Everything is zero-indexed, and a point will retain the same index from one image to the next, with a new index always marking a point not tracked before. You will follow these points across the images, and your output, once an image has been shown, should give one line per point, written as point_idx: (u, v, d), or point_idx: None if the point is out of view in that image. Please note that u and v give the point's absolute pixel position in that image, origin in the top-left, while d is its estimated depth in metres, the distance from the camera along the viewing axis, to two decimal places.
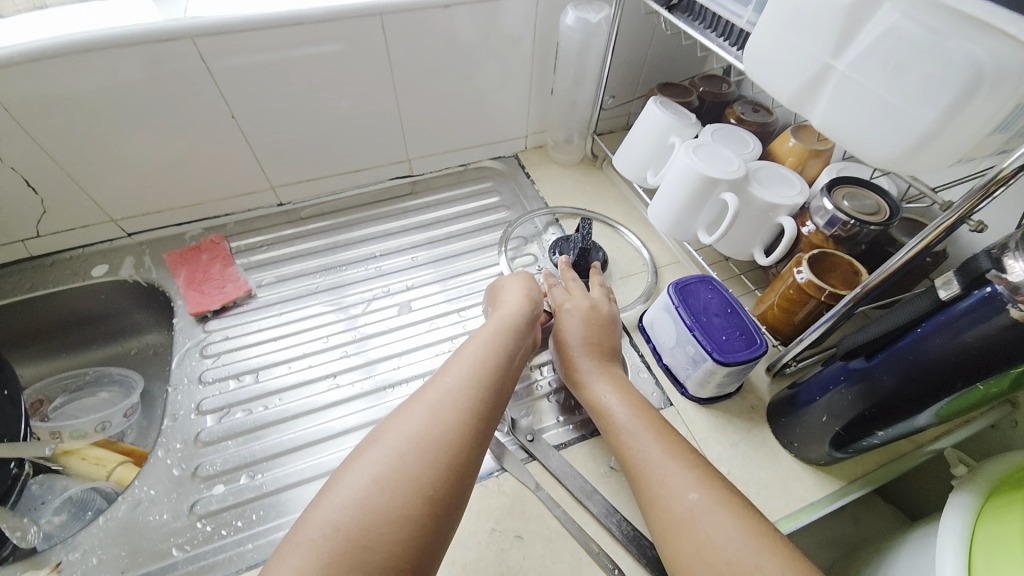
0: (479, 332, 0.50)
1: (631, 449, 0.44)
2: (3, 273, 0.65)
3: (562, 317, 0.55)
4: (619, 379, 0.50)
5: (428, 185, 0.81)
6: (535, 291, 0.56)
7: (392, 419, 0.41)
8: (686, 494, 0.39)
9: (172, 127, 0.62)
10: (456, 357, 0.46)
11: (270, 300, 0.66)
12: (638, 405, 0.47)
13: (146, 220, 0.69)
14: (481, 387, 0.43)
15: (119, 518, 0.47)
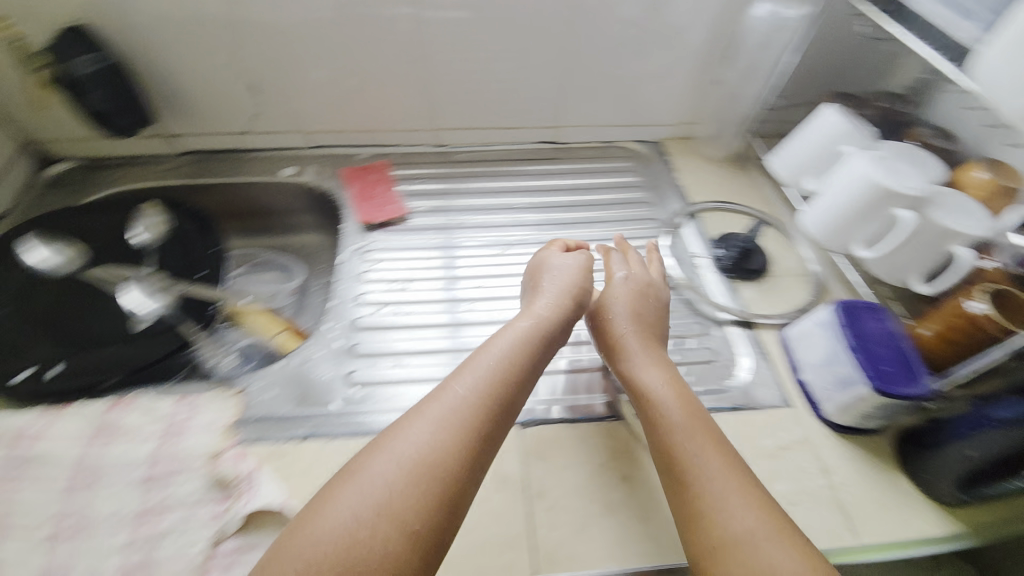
0: (489, 344, 0.48)
1: (679, 456, 0.44)
2: (213, 158, 0.77)
3: (608, 295, 0.57)
4: (662, 366, 0.51)
5: (572, 153, 0.84)
6: (563, 301, 0.54)
7: (385, 438, 0.41)
8: (744, 517, 0.39)
9: (377, 57, 0.70)
10: (460, 371, 0.46)
11: (420, 226, 0.72)
12: (685, 409, 0.47)
13: (328, 135, 0.78)
14: (478, 407, 0.43)
15: (293, 367, 0.56)
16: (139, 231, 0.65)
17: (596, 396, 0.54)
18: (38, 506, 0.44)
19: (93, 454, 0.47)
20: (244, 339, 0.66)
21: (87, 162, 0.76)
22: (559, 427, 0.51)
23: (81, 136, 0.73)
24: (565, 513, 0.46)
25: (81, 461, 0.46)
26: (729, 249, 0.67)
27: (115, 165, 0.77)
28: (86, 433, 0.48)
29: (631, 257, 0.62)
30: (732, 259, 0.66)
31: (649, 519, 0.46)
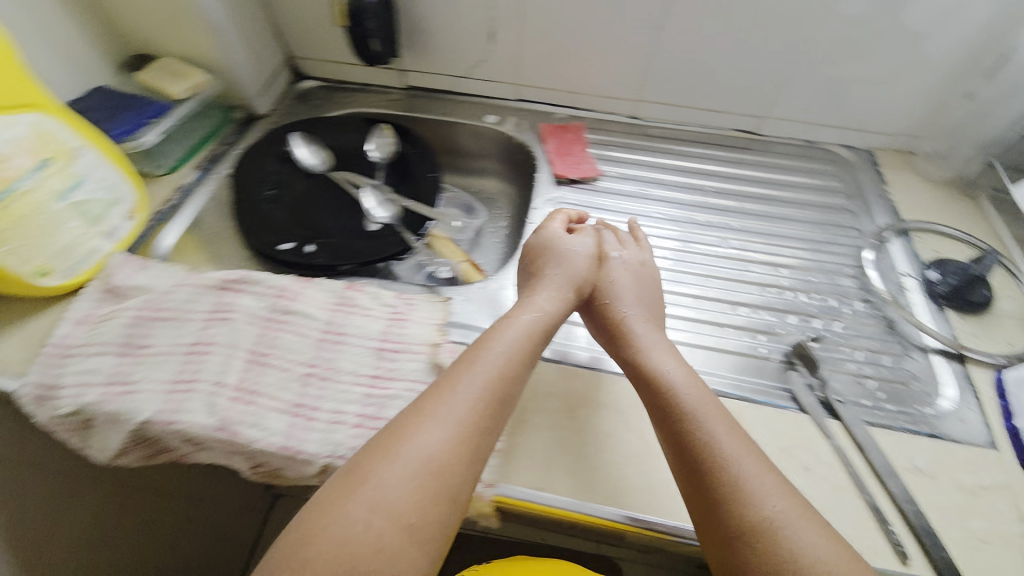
0: (493, 339, 0.48)
1: (702, 446, 0.43)
2: (431, 97, 0.86)
3: (614, 279, 0.57)
4: (666, 348, 0.51)
5: (769, 146, 0.81)
6: (561, 293, 0.55)
7: (390, 439, 0.41)
8: (766, 503, 0.39)
9: (609, 23, 0.72)
10: (464, 365, 0.46)
11: (609, 189, 0.75)
12: (698, 394, 0.47)
13: (535, 92, 0.83)
14: (485, 405, 0.43)
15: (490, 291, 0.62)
16: (375, 147, 0.74)
17: (778, 386, 0.54)
18: (299, 348, 0.54)
19: (338, 321, 0.56)
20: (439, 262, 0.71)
21: (326, 83, 0.88)
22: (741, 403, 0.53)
23: (329, 59, 0.84)
24: None
25: (329, 323, 0.56)
26: (948, 275, 0.62)
27: (347, 89, 0.87)
28: (330, 301, 0.58)
29: (626, 238, 0.63)
30: (949, 284, 0.61)
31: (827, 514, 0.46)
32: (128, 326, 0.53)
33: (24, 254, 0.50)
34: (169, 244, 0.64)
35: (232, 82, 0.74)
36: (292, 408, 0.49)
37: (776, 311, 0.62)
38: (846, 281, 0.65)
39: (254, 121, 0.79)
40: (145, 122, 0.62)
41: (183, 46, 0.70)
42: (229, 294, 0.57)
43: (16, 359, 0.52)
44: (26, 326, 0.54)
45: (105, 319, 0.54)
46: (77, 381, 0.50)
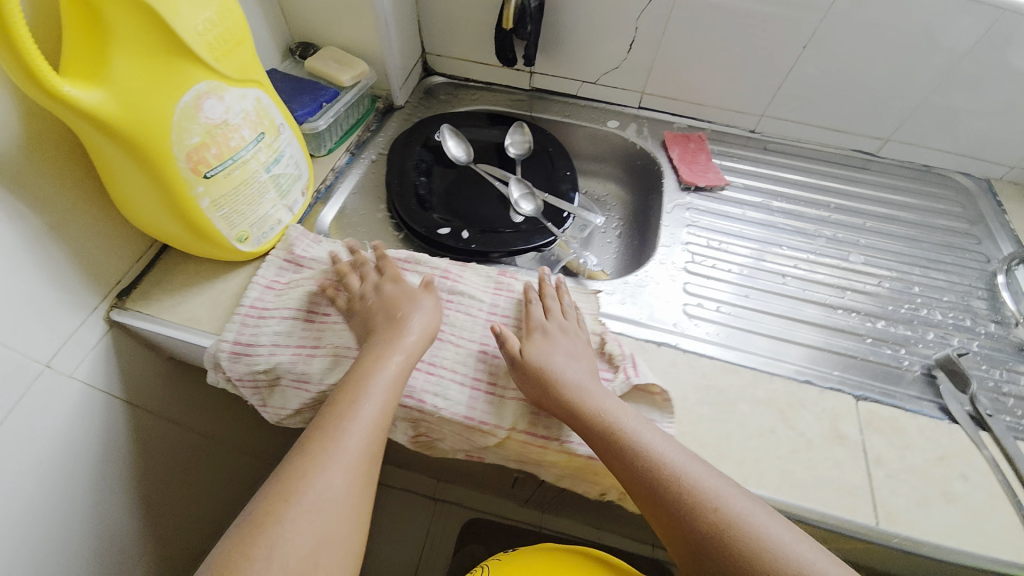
0: (369, 377, 0.47)
1: (649, 473, 0.43)
2: (554, 99, 0.90)
3: (531, 347, 0.51)
4: (603, 390, 0.49)
5: (885, 168, 0.84)
6: (425, 335, 0.52)
7: (286, 485, 0.41)
8: (709, 512, 0.41)
9: (748, 41, 0.74)
10: (346, 401, 0.45)
11: (735, 197, 0.77)
12: (630, 422, 0.46)
13: (658, 101, 0.86)
14: (372, 437, 0.44)
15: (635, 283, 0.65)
16: (513, 142, 0.78)
17: (923, 396, 0.56)
18: (471, 327, 0.56)
19: (501, 303, 0.58)
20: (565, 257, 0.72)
21: (452, 80, 0.91)
22: (894, 411, 0.54)
23: (462, 57, 0.87)
24: (903, 485, 0.49)
25: (492, 304, 0.58)
26: None
27: (472, 87, 0.91)
28: (488, 284, 0.59)
29: (556, 306, 0.56)
30: None
31: (984, 519, 0.48)
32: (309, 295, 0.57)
33: (233, 220, 0.53)
34: (328, 220, 0.68)
35: (382, 74, 0.78)
36: (470, 381, 0.52)
37: (911, 327, 0.64)
38: (974, 302, 0.67)
39: (392, 112, 0.83)
40: (320, 106, 0.66)
41: (346, 37, 0.74)
42: (396, 270, 0.60)
43: (210, 317, 0.56)
44: (217, 288, 0.58)
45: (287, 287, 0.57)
46: (269, 342, 0.53)
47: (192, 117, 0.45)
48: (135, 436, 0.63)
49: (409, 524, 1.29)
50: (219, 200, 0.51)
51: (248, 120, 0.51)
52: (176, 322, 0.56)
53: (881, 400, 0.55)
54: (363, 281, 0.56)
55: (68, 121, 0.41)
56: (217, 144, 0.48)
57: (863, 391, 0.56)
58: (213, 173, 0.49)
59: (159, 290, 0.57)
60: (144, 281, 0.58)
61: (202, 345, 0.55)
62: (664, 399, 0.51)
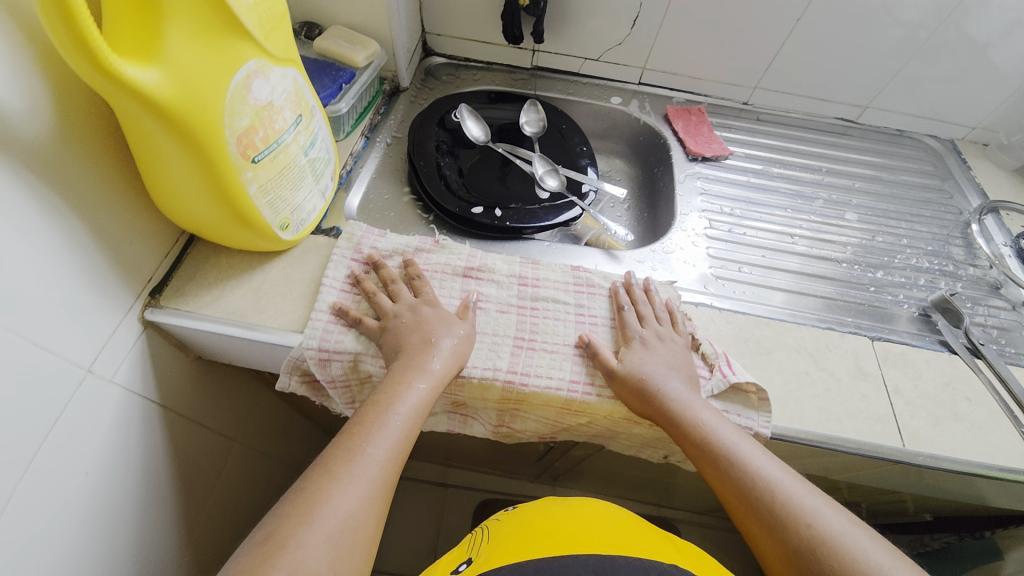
0: (393, 403, 0.47)
1: (746, 483, 0.46)
2: (556, 77, 0.91)
3: (628, 360, 0.52)
4: (701, 402, 0.51)
5: (864, 133, 0.91)
6: (452, 359, 0.50)
7: (305, 502, 0.40)
8: (798, 528, 0.43)
9: (748, 15, 0.78)
10: (370, 426, 0.45)
11: (739, 166, 0.82)
12: (721, 435, 0.49)
13: (659, 76, 0.89)
14: (392, 463, 0.45)
15: (661, 251, 0.69)
16: (528, 121, 0.78)
17: (926, 334, 0.63)
18: (560, 331, 0.55)
19: (586, 303, 0.58)
20: (587, 234, 0.73)
21: (452, 60, 0.90)
22: (904, 347, 0.61)
23: (464, 35, 0.87)
24: (920, 409, 0.55)
25: (578, 305, 0.58)
26: None
27: (473, 67, 0.91)
28: (568, 281, 0.60)
29: (649, 312, 0.57)
30: None
31: (988, 432, 0.55)
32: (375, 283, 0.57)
33: (277, 206, 0.52)
34: (355, 203, 0.67)
35: (390, 54, 0.77)
36: (568, 383, 0.52)
37: (906, 274, 0.71)
38: (951, 249, 0.75)
39: (397, 94, 0.82)
40: (341, 88, 0.65)
41: (354, 16, 0.72)
42: (472, 280, 0.58)
43: (281, 317, 0.54)
44: (257, 280, 0.56)
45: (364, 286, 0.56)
46: (354, 353, 0.52)
47: (243, 97, 0.44)
48: (171, 442, 0.60)
49: (420, 512, 1.28)
50: (266, 186, 0.49)
51: (290, 103, 0.50)
52: (219, 316, 0.53)
53: (892, 339, 0.61)
54: (396, 300, 0.54)
55: (116, 103, 0.38)
56: (264, 127, 0.46)
57: (876, 332, 0.62)
58: (260, 157, 0.47)
59: (193, 285, 0.54)
60: (175, 278, 0.55)
61: (293, 346, 0.52)
62: (760, 398, 0.53)
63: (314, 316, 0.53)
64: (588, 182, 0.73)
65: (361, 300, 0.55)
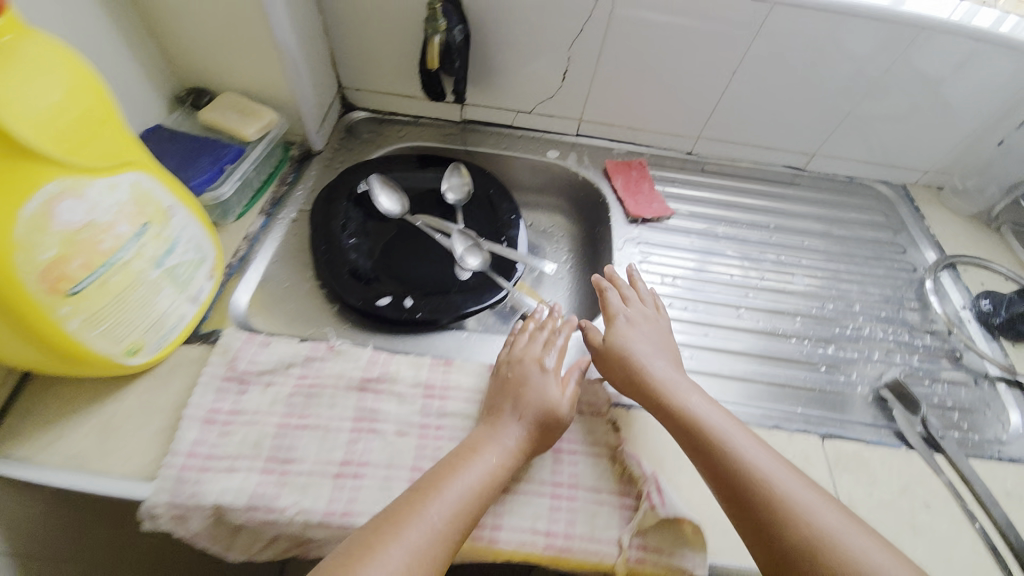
0: (463, 470, 0.44)
1: (743, 473, 0.44)
2: (487, 130, 0.84)
3: (619, 332, 0.57)
4: (692, 388, 0.52)
5: (813, 182, 0.86)
6: (532, 437, 0.48)
7: (352, 558, 0.38)
8: (804, 528, 0.40)
9: (683, 66, 0.73)
10: (435, 488, 0.43)
11: (683, 226, 0.77)
12: (738, 434, 0.47)
13: (596, 128, 0.83)
14: (453, 539, 0.41)
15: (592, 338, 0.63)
16: (450, 187, 0.71)
17: (882, 424, 0.58)
18: None
19: None
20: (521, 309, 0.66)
21: (374, 115, 0.83)
22: (857, 446, 0.55)
23: (384, 90, 0.80)
24: (875, 526, 0.49)
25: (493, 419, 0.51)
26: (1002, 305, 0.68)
27: (397, 122, 0.84)
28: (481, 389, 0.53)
29: (633, 295, 0.62)
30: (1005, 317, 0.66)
31: (952, 548, 0.49)
32: (250, 408, 0.49)
33: (118, 333, 0.44)
34: (245, 301, 0.58)
35: (294, 119, 0.69)
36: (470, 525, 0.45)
37: (859, 348, 0.65)
38: (906, 314, 0.70)
39: (309, 158, 0.74)
40: (223, 169, 0.57)
41: (248, 81, 0.65)
42: (370, 395, 0.52)
43: (131, 462, 0.46)
44: (107, 413, 0.48)
45: (237, 413, 0.49)
46: (214, 505, 0.44)
47: (42, 228, 0.36)
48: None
49: None
50: (94, 316, 0.41)
51: (124, 214, 0.42)
52: (56, 463, 0.45)
53: (846, 436, 0.55)
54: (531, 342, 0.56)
55: None
56: (83, 254, 0.39)
57: (826, 428, 0.56)
58: (80, 288, 0.39)
59: (30, 423, 0.47)
60: (8, 416, 0.47)
61: (141, 499, 0.44)
62: (695, 533, 0.44)
63: (167, 460, 0.45)
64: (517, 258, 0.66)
65: (231, 433, 0.47)
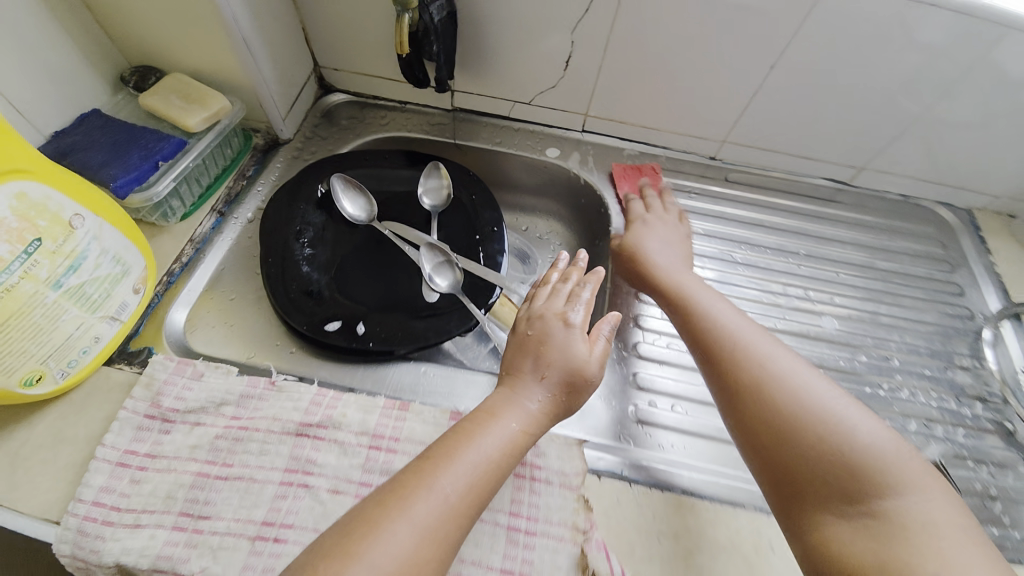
0: (479, 437, 0.38)
1: (714, 333, 0.49)
2: (480, 121, 0.74)
3: (637, 232, 0.64)
4: (690, 280, 0.57)
5: (857, 200, 0.73)
6: (555, 404, 0.42)
7: (350, 538, 0.32)
8: (756, 364, 0.45)
9: (709, 60, 0.61)
10: (448, 455, 0.37)
11: (695, 250, 0.67)
12: (723, 310, 0.52)
13: (605, 124, 0.72)
14: (466, 516, 0.35)
15: None
16: (426, 189, 0.63)
17: None
18: None
19: None
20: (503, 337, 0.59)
21: (355, 99, 0.74)
22: None
23: (364, 71, 0.70)
24: None
25: None
26: None
27: (381, 107, 0.74)
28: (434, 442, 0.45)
29: (657, 204, 0.68)
30: None
31: None
32: (168, 453, 0.43)
33: (8, 364, 0.38)
34: (182, 319, 0.53)
35: (254, 103, 0.61)
36: None
37: (890, 417, 0.56)
38: (957, 374, 0.60)
39: (275, 148, 0.66)
40: (157, 165, 0.50)
41: (198, 61, 0.56)
42: (307, 441, 0.44)
43: (38, 499, 0.41)
44: (18, 439, 0.43)
45: (154, 456, 0.42)
46: (116, 564, 0.38)
47: None
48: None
49: None
50: None
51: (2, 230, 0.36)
52: None
53: None
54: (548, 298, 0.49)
55: None
56: None
57: None
58: None
59: None
60: None
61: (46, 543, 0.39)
62: None
63: (71, 507, 0.40)
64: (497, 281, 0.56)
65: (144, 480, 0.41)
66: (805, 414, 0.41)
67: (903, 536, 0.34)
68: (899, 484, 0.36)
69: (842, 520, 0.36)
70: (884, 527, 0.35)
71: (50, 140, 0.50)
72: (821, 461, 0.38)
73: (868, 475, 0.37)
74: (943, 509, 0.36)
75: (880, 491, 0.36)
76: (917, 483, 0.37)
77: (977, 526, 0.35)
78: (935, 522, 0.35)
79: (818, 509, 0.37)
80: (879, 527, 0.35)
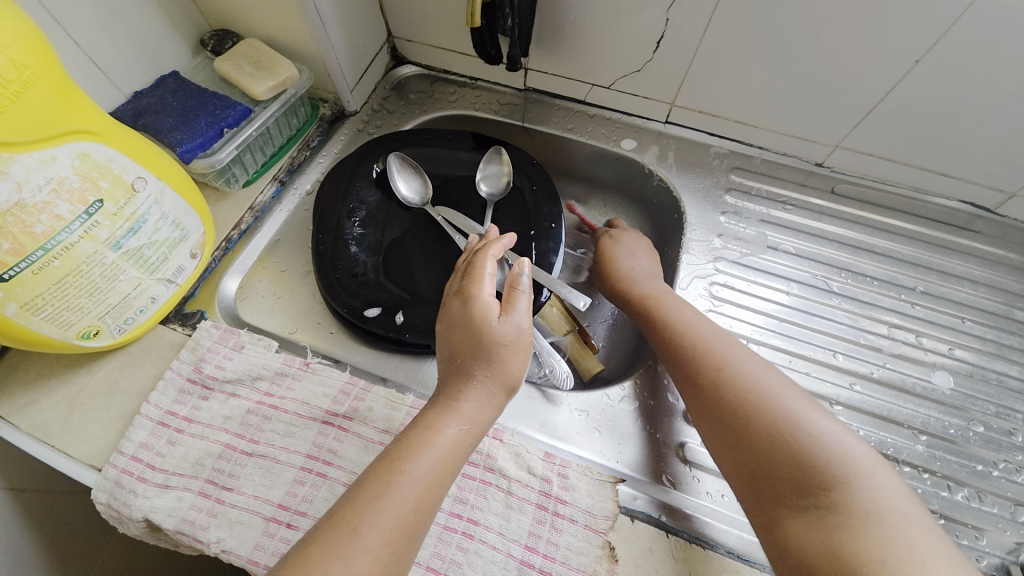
0: (408, 460, 0.35)
1: (671, 331, 0.48)
2: (553, 103, 0.68)
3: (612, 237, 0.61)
4: (651, 279, 0.55)
5: (1000, 232, 0.60)
6: (493, 398, 0.39)
7: None
8: (715, 367, 0.43)
9: (834, 49, 0.50)
10: (373, 489, 0.34)
11: (784, 273, 0.58)
12: (685, 312, 0.49)
13: (692, 116, 0.63)
14: (404, 544, 0.33)
15: (619, 408, 0.50)
16: (485, 176, 0.59)
17: None
18: None
19: (470, 499, 0.41)
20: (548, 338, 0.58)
21: (425, 71, 0.71)
22: None
23: (436, 44, 0.66)
24: None
25: (459, 498, 0.41)
26: None
27: (450, 82, 0.71)
28: None
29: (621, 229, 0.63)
30: None
31: None
32: (203, 420, 0.44)
33: (67, 318, 0.40)
34: (233, 287, 0.54)
35: (321, 73, 0.60)
36: None
37: (1002, 504, 0.47)
38: None
39: (341, 120, 0.65)
40: (221, 132, 0.50)
41: (269, 26, 0.55)
42: (331, 431, 0.43)
43: (88, 444, 0.43)
44: (78, 385, 0.46)
45: (190, 421, 0.44)
46: (145, 519, 0.40)
47: None
48: (26, 516, 0.57)
49: None
50: (34, 302, 0.37)
51: (65, 190, 0.36)
52: (23, 431, 0.44)
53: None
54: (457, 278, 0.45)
55: None
56: (7, 235, 0.34)
57: None
58: (10, 274, 0.35)
59: (10, 382, 0.46)
60: None
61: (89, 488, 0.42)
62: None
63: (112, 458, 0.42)
64: (548, 284, 0.51)
65: (177, 442, 0.43)
66: (762, 412, 0.39)
67: (851, 527, 0.33)
68: (850, 474, 0.35)
69: (799, 517, 0.35)
70: (834, 517, 0.34)
71: (130, 100, 0.52)
72: (778, 462, 0.37)
73: (821, 467, 0.36)
74: (891, 494, 0.35)
75: (830, 484, 0.35)
76: (861, 471, 0.36)
77: (927, 512, 0.35)
78: (883, 509, 0.34)
79: (777, 506, 0.36)
80: (832, 518, 0.34)
